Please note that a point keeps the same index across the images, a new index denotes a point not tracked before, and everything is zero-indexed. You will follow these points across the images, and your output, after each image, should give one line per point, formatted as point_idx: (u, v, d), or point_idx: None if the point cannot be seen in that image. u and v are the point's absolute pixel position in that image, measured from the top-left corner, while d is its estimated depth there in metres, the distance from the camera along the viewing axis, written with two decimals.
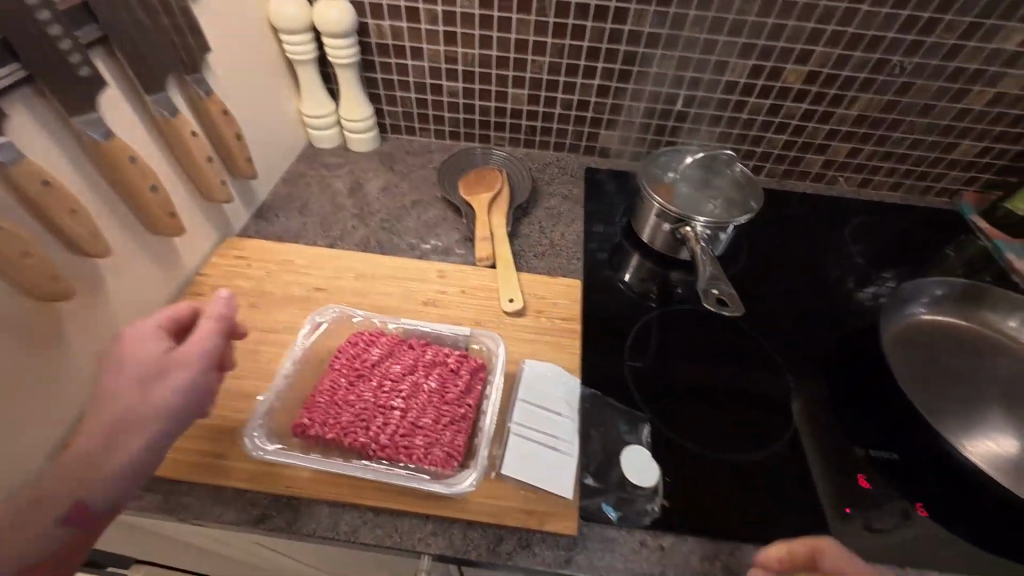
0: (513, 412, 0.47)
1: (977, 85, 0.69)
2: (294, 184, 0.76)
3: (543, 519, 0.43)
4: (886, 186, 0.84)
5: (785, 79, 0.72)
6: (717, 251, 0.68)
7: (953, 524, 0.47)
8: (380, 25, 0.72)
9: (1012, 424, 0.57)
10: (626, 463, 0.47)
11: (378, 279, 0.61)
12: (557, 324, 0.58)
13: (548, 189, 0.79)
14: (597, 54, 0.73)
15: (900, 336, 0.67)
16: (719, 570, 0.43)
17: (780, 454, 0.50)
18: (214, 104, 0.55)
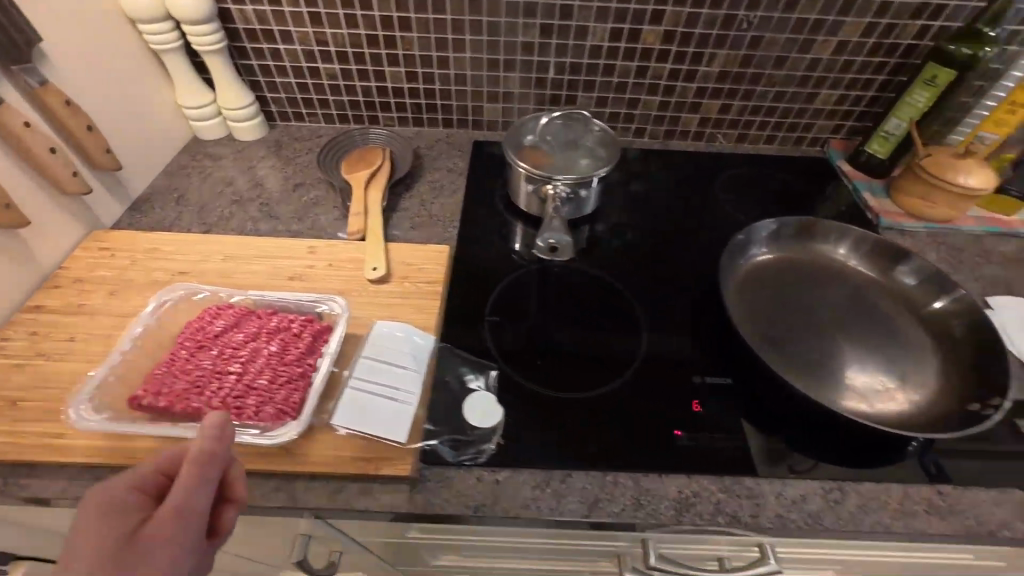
0: (355, 369, 0.49)
1: (820, 35, 0.73)
2: (174, 176, 0.76)
3: (379, 465, 0.45)
4: (762, 139, 0.88)
5: (645, 40, 0.74)
6: (585, 207, 0.71)
7: (775, 436, 0.50)
8: (242, 10, 0.72)
9: (856, 354, 0.56)
10: (469, 408, 0.50)
11: (246, 259, 0.62)
12: (420, 288, 0.60)
13: (433, 164, 0.81)
14: (463, 26, 0.74)
15: (745, 280, 0.63)
16: (548, 496, 0.46)
17: (621, 389, 0.53)
18: (50, 94, 0.55)
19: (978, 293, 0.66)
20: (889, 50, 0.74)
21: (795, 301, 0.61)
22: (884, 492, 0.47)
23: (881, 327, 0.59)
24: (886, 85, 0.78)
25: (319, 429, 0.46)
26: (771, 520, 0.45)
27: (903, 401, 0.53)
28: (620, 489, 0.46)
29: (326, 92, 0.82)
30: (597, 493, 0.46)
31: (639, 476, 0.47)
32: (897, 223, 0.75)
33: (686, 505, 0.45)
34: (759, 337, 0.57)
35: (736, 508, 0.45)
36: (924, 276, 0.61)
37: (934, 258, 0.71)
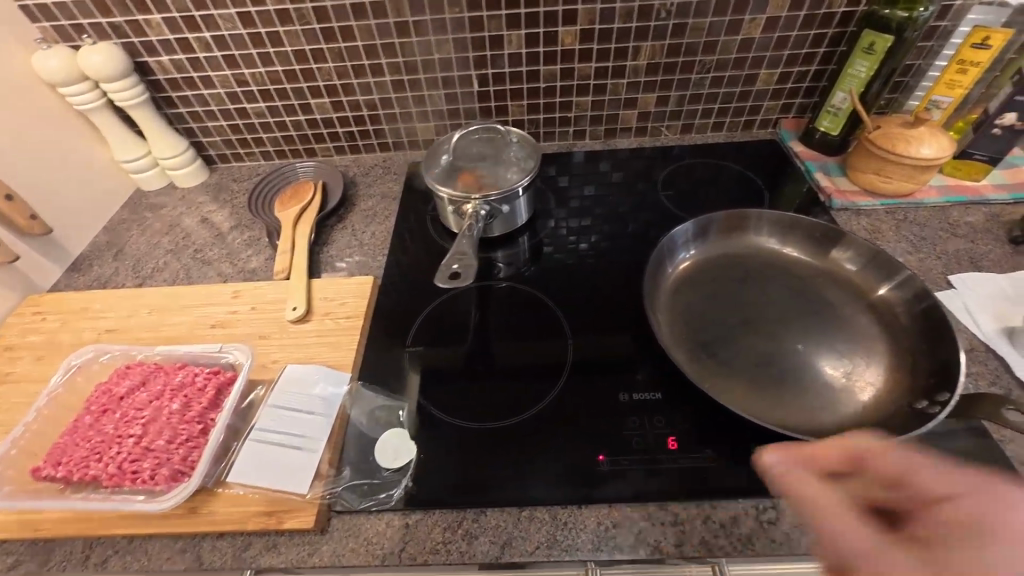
0: (259, 419, 0.48)
1: (745, 16, 0.70)
2: (115, 231, 0.77)
3: (282, 518, 0.43)
4: (708, 128, 0.85)
5: (562, 42, 0.73)
6: (515, 215, 0.70)
7: (704, 450, 0.47)
8: (160, 61, 0.73)
9: (799, 353, 0.53)
10: (379, 449, 0.48)
11: (172, 309, 0.62)
12: (341, 323, 0.59)
13: (368, 191, 0.80)
14: (376, 51, 0.73)
15: (676, 291, 0.60)
16: (460, 537, 0.43)
17: (545, 411, 0.51)
18: None
19: (939, 272, 0.62)
20: (823, 20, 0.70)
21: (728, 303, 0.58)
22: None
23: (819, 323, 0.56)
24: (827, 58, 0.74)
25: (224, 486, 0.45)
26: (697, 548, 0.42)
27: (840, 402, 0.50)
28: (537, 524, 0.44)
29: (259, 130, 0.82)
30: (511, 531, 0.43)
31: (557, 509, 0.44)
32: (851, 203, 0.70)
33: (605, 538, 0.42)
34: (688, 344, 0.55)
35: (658, 537, 0.42)
36: (854, 261, 0.59)
37: (891, 237, 0.66)
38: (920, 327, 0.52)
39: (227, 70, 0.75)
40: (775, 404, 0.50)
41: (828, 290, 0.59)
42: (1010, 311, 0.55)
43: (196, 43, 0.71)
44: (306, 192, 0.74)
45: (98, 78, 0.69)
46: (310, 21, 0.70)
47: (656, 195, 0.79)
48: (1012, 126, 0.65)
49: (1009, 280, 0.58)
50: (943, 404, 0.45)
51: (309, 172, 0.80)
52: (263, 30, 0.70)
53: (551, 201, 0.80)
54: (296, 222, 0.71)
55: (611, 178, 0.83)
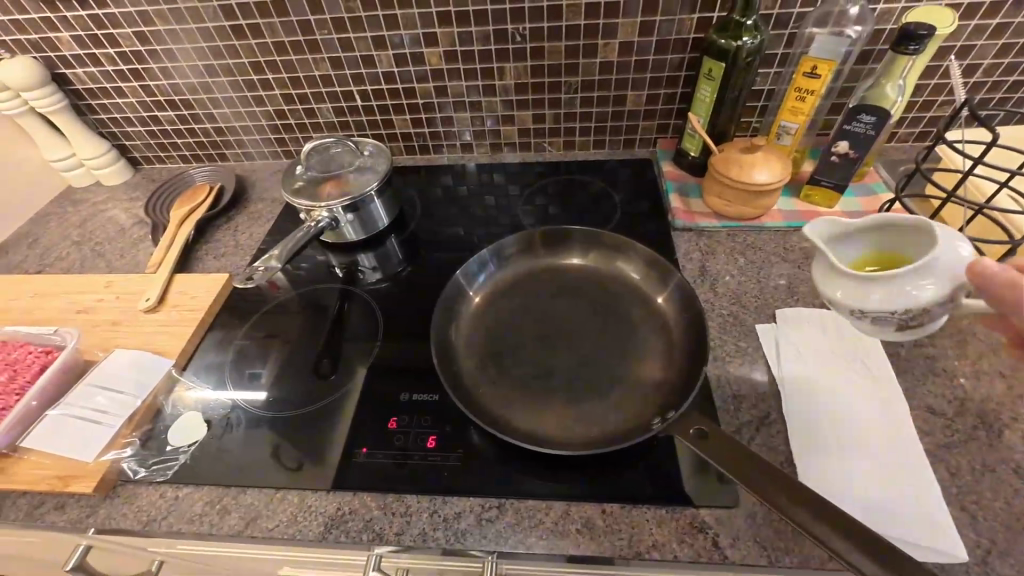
0: (73, 394, 0.55)
1: (599, 40, 0.73)
2: (37, 222, 0.87)
3: (67, 482, 0.50)
4: (590, 145, 0.88)
5: (430, 61, 0.77)
6: (369, 222, 0.75)
7: (456, 450, 0.51)
8: (75, 72, 0.82)
9: (578, 366, 0.56)
10: (175, 429, 0.54)
11: (51, 295, 0.70)
12: (184, 315, 0.65)
13: (261, 195, 0.87)
14: (261, 67, 0.79)
15: (488, 304, 0.64)
16: (216, 511, 0.48)
17: (332, 405, 0.56)
18: None
19: (754, 295, 0.63)
20: (676, 45, 0.72)
21: (530, 314, 0.62)
22: (543, 509, 0.46)
23: (605, 330, 0.59)
24: (689, 80, 0.76)
25: (28, 451, 0.51)
26: (414, 537, 0.45)
27: (598, 414, 0.52)
28: (284, 505, 0.48)
29: (172, 136, 0.90)
30: (260, 509, 0.48)
31: (306, 493, 0.49)
32: (693, 223, 0.72)
33: (337, 521, 0.47)
34: (478, 353, 0.58)
35: (384, 525, 0.46)
36: (659, 280, 0.61)
37: (723, 259, 0.68)
38: (691, 347, 0.54)
39: (135, 82, 0.83)
40: (535, 414, 0.53)
41: (632, 307, 0.61)
42: (802, 339, 0.56)
43: (102, 58, 0.79)
44: (197, 194, 0.81)
45: (15, 87, 0.78)
46: (197, 39, 0.76)
47: (527, 209, 0.83)
48: (847, 153, 0.65)
49: (817, 310, 0.59)
50: (669, 421, 0.47)
51: (209, 176, 0.87)
52: (158, 46, 0.78)
53: (427, 211, 0.85)
54: (181, 222, 0.77)
55: (490, 190, 0.87)
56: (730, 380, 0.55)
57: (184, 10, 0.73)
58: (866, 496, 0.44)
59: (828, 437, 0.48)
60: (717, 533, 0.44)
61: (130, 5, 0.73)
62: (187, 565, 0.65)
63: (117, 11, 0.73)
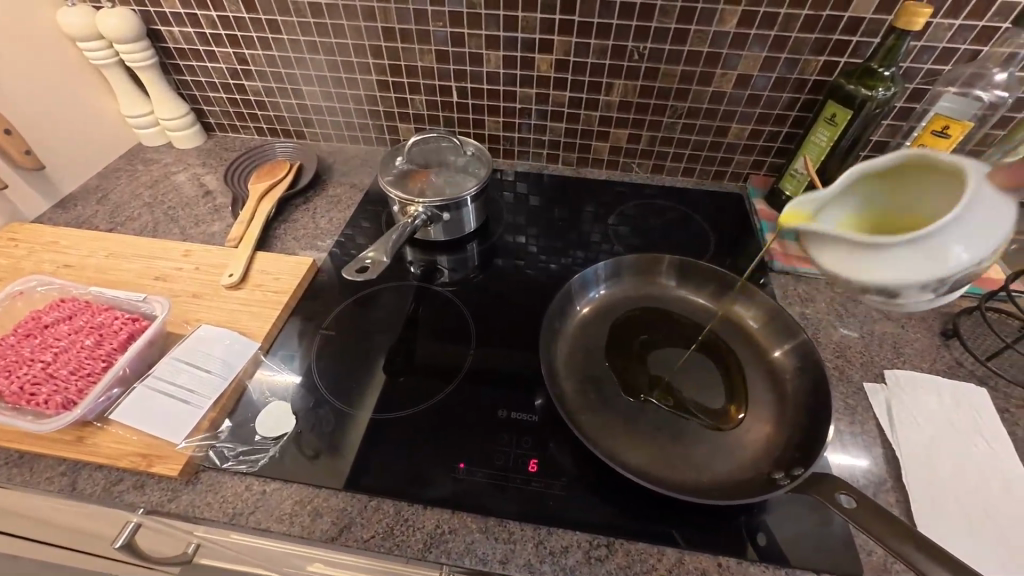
0: (161, 368, 0.52)
1: (717, 69, 0.71)
2: (107, 177, 0.84)
3: (153, 462, 0.47)
4: (678, 172, 0.86)
5: (539, 67, 0.75)
6: (458, 223, 0.73)
7: (559, 478, 0.49)
8: (171, 31, 0.80)
9: (685, 403, 0.54)
10: (262, 420, 0.51)
11: (126, 257, 0.67)
12: (267, 296, 0.62)
13: (340, 179, 0.84)
14: (365, 51, 0.78)
15: (585, 326, 0.62)
16: (306, 513, 0.46)
17: (425, 411, 0.54)
18: None
19: (858, 350, 0.61)
20: (795, 85, 0.71)
21: (629, 343, 0.60)
22: (655, 554, 0.44)
23: (712, 370, 0.57)
24: (798, 121, 0.75)
25: (112, 423, 0.49)
26: (520, 568, 0.43)
27: (707, 458, 0.50)
28: (379, 515, 0.46)
29: (254, 107, 0.88)
30: (353, 516, 0.46)
31: (403, 504, 0.47)
32: (790, 267, 0.70)
33: (437, 540, 0.44)
34: (577, 376, 0.56)
35: (487, 550, 0.44)
36: (765, 324, 0.60)
37: (823, 307, 0.66)
38: (804, 401, 0.52)
39: (230, 49, 0.81)
40: (642, 450, 0.50)
41: (736, 349, 0.60)
42: (920, 407, 0.54)
43: (203, 20, 0.77)
44: (279, 170, 0.78)
45: (109, 38, 0.75)
46: (305, 15, 0.75)
47: (611, 228, 0.81)
48: None
49: (931, 377, 0.57)
50: (795, 479, 0.45)
51: (289, 153, 0.85)
52: (264, 16, 0.76)
53: (509, 216, 0.83)
54: (262, 197, 0.75)
55: (574, 203, 0.85)
56: (841, 439, 0.53)
57: None
58: None
59: (955, 515, 0.46)
60: None
61: None
62: (230, 555, 0.62)
63: None
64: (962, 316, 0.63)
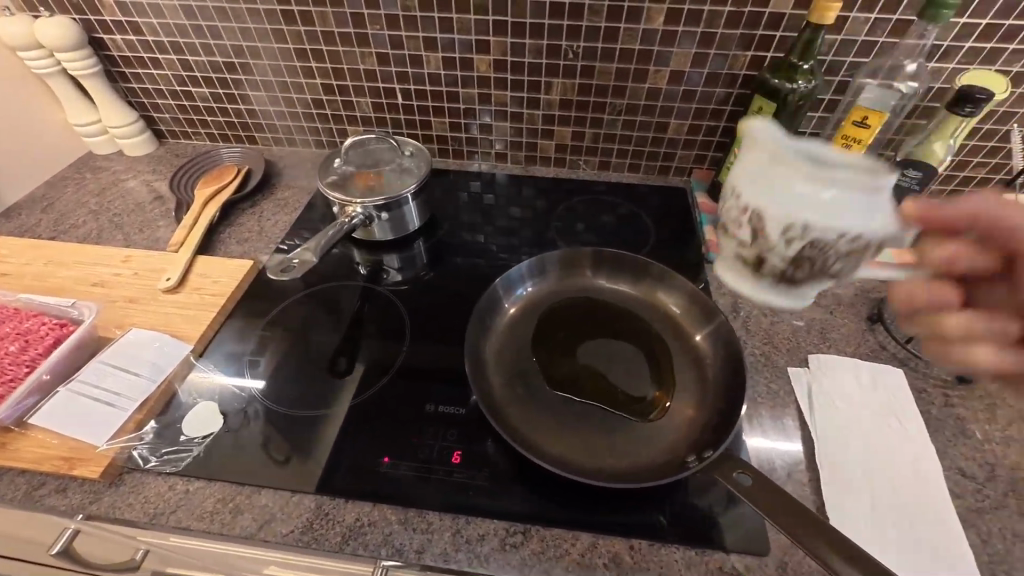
0: (88, 372, 0.53)
1: (650, 66, 0.73)
2: (54, 186, 0.84)
3: (74, 465, 0.47)
4: (624, 168, 0.87)
5: (478, 68, 0.76)
6: (400, 223, 0.74)
7: (481, 469, 0.49)
8: (113, 39, 0.80)
9: (611, 392, 0.55)
10: (189, 420, 0.52)
11: (65, 264, 0.67)
12: (204, 299, 0.63)
13: (289, 183, 0.85)
14: (307, 55, 0.78)
15: (519, 321, 0.63)
16: (228, 510, 0.46)
17: (355, 407, 0.54)
18: None
19: (786, 337, 0.62)
20: (726, 80, 0.72)
21: (561, 336, 0.61)
22: (569, 540, 0.45)
23: (641, 359, 0.58)
24: (733, 115, 0.77)
25: (35, 427, 0.49)
26: (435, 557, 0.44)
27: (628, 445, 0.51)
28: (300, 510, 0.46)
29: (203, 113, 0.89)
30: (274, 512, 0.46)
31: (324, 499, 0.47)
32: (726, 258, 0.71)
33: (355, 533, 0.45)
34: (507, 370, 0.58)
35: (404, 541, 0.45)
36: (694, 313, 0.61)
37: (755, 296, 0.67)
38: (725, 387, 0.54)
39: (174, 55, 0.81)
40: (565, 439, 0.51)
41: (666, 338, 0.61)
42: (838, 389, 0.55)
43: (144, 27, 0.78)
44: (224, 174, 0.79)
45: (49, 48, 0.75)
46: (245, 20, 0.75)
47: (557, 225, 0.82)
48: None
49: (852, 360, 0.58)
50: (706, 461, 0.46)
51: (238, 158, 0.86)
52: (204, 23, 0.76)
53: (457, 215, 0.84)
54: (206, 201, 0.75)
55: (522, 201, 0.86)
56: (762, 423, 0.54)
57: None
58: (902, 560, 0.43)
59: (862, 492, 0.47)
60: None
61: None
62: None
63: None
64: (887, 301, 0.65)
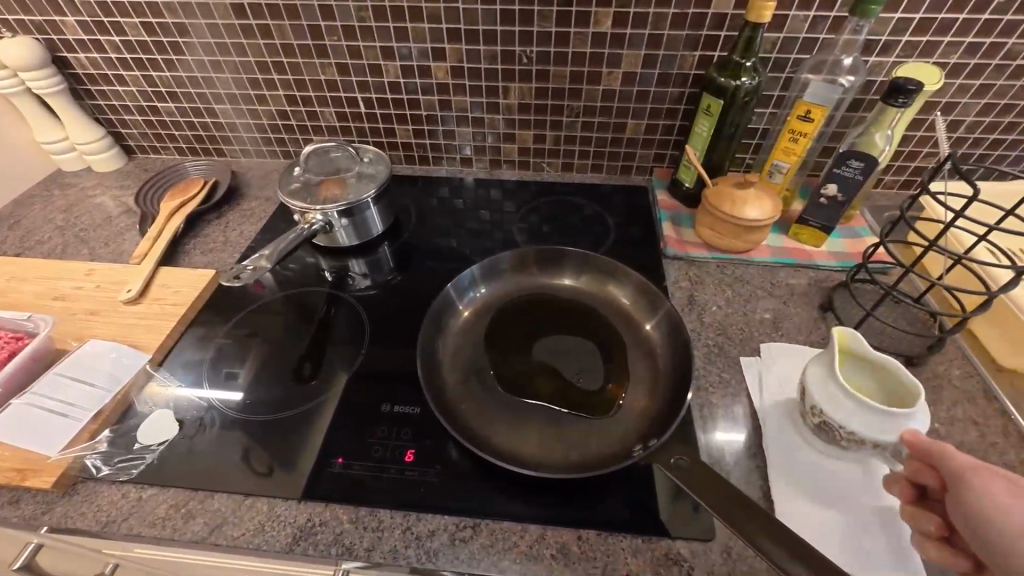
0: (43, 384, 0.53)
1: (603, 68, 0.74)
2: (21, 204, 0.85)
3: (26, 475, 0.47)
4: (587, 168, 0.89)
5: (436, 75, 0.78)
6: (362, 229, 0.75)
7: (433, 466, 0.50)
8: (77, 57, 0.81)
9: (565, 385, 0.56)
10: (143, 428, 0.52)
11: (28, 279, 0.68)
12: (164, 309, 0.63)
13: (256, 193, 0.86)
14: (268, 68, 0.80)
15: (478, 321, 0.64)
16: (180, 516, 0.47)
17: (312, 410, 0.55)
18: None
19: (740, 327, 0.63)
20: (677, 79, 0.74)
21: (518, 334, 0.62)
22: (518, 532, 0.45)
23: (596, 353, 0.59)
24: (687, 114, 0.78)
25: None
26: (384, 554, 0.44)
27: (579, 437, 0.52)
28: (251, 513, 0.47)
29: (170, 128, 0.90)
30: (226, 516, 0.47)
31: (276, 501, 0.47)
32: (683, 253, 0.73)
33: (306, 533, 0.45)
34: (463, 369, 0.58)
35: (354, 539, 0.45)
36: (648, 307, 0.63)
37: (711, 289, 0.69)
38: (674, 377, 0.55)
39: (138, 72, 0.82)
40: (517, 434, 0.52)
41: (621, 331, 0.62)
42: (788, 377, 0.56)
43: (107, 45, 0.79)
44: (190, 187, 0.80)
45: (13, 68, 0.76)
46: (205, 35, 0.77)
47: (521, 226, 0.83)
48: (835, 197, 0.67)
49: (802, 349, 0.60)
50: (651, 450, 0.47)
51: (205, 171, 0.87)
52: (166, 39, 0.78)
53: (422, 220, 0.85)
54: (170, 213, 0.76)
55: (486, 204, 0.87)
56: (713, 412, 0.55)
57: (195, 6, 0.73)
58: (843, 540, 0.44)
59: (805, 475, 0.48)
60: (691, 566, 0.43)
61: None
62: None
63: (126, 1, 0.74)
64: (838, 289, 0.66)
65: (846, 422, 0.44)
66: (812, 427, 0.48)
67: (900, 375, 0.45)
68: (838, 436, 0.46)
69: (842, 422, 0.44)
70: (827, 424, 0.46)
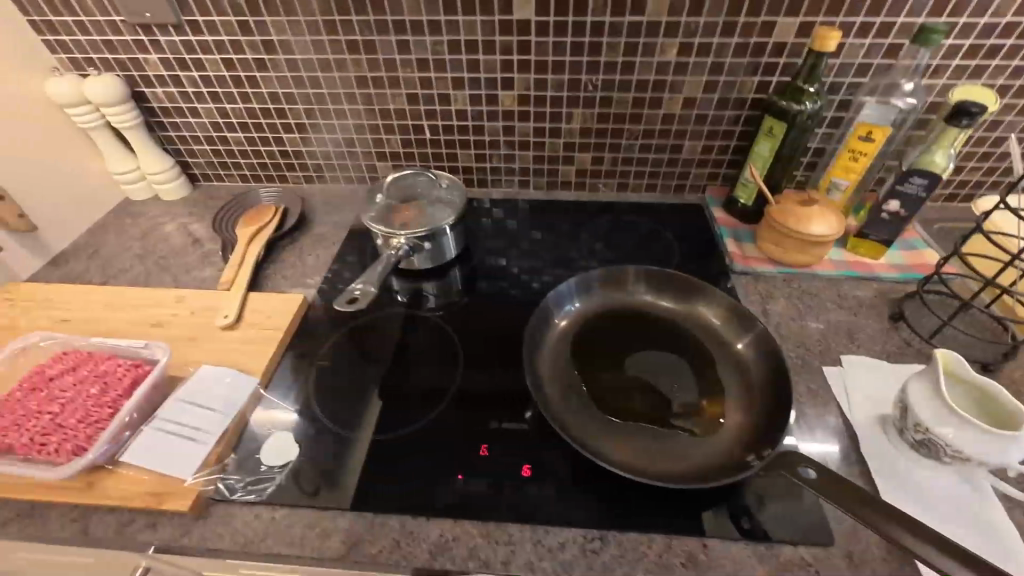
0: (166, 410, 0.55)
1: (665, 94, 0.78)
2: (96, 233, 0.87)
3: (164, 499, 0.49)
4: (642, 187, 0.92)
5: (503, 103, 0.82)
6: (439, 253, 0.77)
7: (551, 479, 0.52)
8: (154, 91, 0.84)
9: (663, 398, 0.58)
10: (265, 451, 0.54)
11: (122, 307, 0.70)
12: (262, 334, 0.65)
13: (325, 219, 0.89)
14: (340, 98, 0.83)
15: (565, 338, 0.66)
16: (315, 535, 0.48)
17: (423, 429, 0.57)
18: None
19: (817, 339, 0.66)
20: (736, 102, 0.78)
21: (606, 350, 0.64)
22: (645, 542, 0.47)
23: (685, 367, 0.62)
24: (744, 135, 0.82)
25: (121, 466, 0.51)
26: (521, 567, 0.46)
27: (686, 448, 0.54)
28: (385, 530, 0.48)
29: (237, 156, 0.93)
30: (361, 534, 0.48)
31: (407, 518, 0.49)
32: (750, 268, 0.76)
33: (442, 548, 0.47)
34: (560, 385, 0.61)
35: (489, 553, 0.47)
36: (729, 321, 0.66)
37: (782, 303, 0.71)
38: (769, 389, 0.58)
39: (212, 104, 0.85)
40: (626, 447, 0.54)
41: (705, 345, 0.65)
42: (872, 386, 0.59)
43: (185, 80, 0.82)
44: (266, 214, 0.83)
45: (97, 104, 0.79)
46: (283, 70, 0.80)
47: (584, 245, 0.86)
48: (898, 212, 0.70)
49: (879, 360, 0.63)
50: (766, 459, 0.49)
51: (274, 198, 0.89)
52: (243, 73, 0.81)
53: (487, 241, 0.87)
54: (251, 240, 0.79)
55: (547, 224, 0.90)
56: (808, 422, 0.57)
57: (277, 42, 0.77)
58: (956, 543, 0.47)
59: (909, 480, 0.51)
60: (818, 570, 0.45)
61: (225, 34, 0.77)
62: None
63: (210, 38, 0.77)
64: (905, 300, 0.70)
65: (951, 438, 0.47)
66: (913, 442, 0.51)
67: (1000, 398, 0.48)
68: (943, 452, 0.48)
69: (947, 438, 0.47)
70: (931, 441, 0.49)
